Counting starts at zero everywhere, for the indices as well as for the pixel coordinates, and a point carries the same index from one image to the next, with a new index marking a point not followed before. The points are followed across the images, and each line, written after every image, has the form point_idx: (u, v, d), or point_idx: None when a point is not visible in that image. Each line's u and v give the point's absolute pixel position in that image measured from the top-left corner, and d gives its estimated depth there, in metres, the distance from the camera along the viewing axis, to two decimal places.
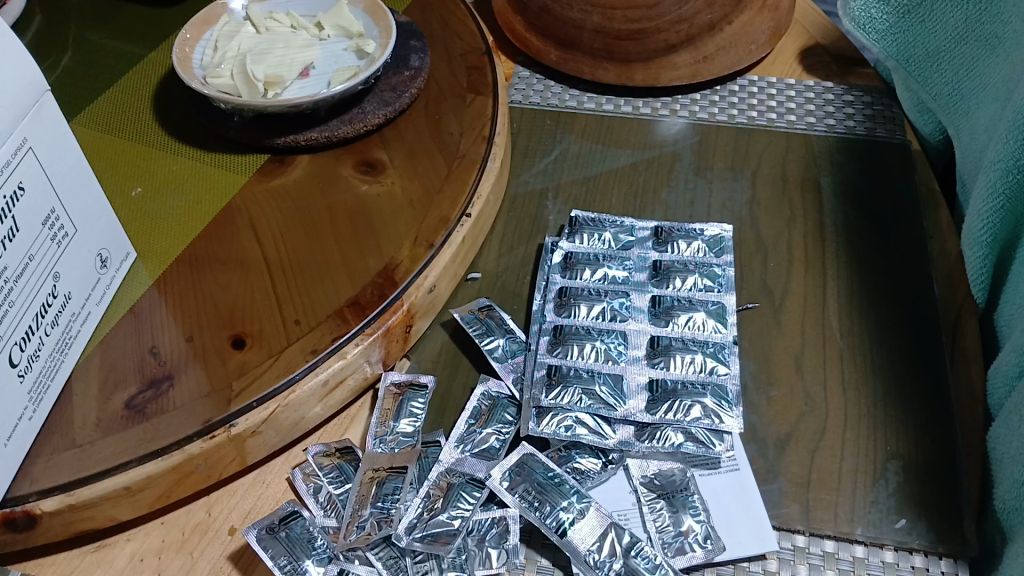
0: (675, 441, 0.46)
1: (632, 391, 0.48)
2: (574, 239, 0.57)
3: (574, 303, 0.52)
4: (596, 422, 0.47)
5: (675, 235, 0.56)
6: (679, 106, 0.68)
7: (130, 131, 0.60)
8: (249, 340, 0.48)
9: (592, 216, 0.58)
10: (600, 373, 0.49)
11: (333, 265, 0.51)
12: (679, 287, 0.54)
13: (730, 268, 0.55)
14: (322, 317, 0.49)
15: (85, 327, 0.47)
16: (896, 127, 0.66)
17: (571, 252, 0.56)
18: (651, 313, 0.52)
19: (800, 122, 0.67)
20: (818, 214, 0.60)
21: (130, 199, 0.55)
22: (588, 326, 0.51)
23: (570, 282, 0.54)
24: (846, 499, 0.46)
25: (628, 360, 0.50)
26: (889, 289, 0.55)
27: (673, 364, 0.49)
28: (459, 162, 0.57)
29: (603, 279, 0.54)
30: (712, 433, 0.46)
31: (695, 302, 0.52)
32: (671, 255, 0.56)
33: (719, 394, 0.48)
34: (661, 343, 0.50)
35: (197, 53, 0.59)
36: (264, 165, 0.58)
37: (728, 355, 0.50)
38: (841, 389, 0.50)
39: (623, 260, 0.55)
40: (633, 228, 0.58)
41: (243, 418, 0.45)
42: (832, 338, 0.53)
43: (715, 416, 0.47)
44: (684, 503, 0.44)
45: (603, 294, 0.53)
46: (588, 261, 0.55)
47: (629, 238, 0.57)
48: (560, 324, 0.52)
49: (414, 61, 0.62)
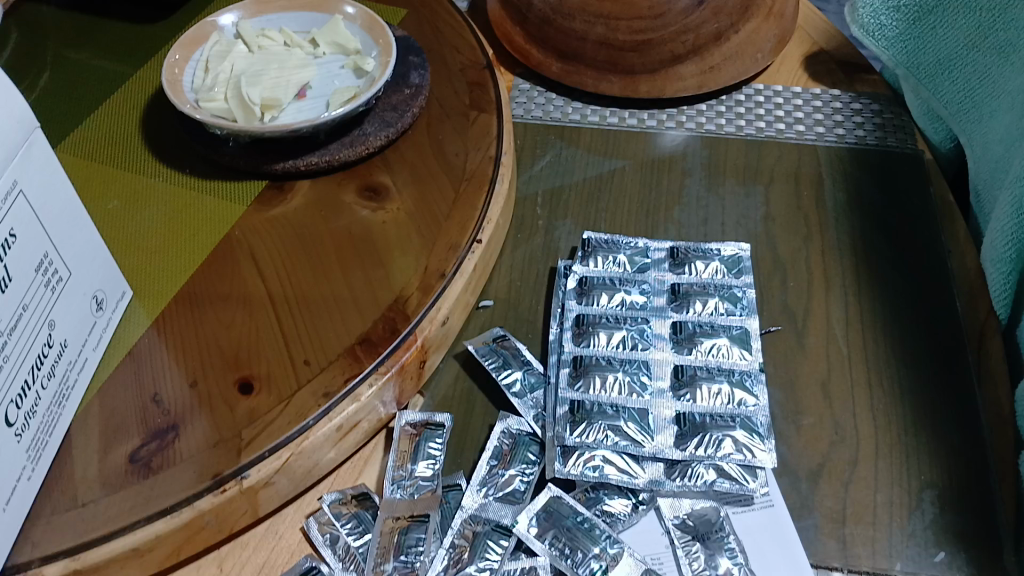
0: (707, 478, 0.44)
1: (659, 425, 0.47)
2: (588, 263, 0.55)
3: (592, 332, 0.51)
4: (625, 460, 0.45)
5: (692, 256, 0.55)
6: (685, 118, 0.66)
7: (116, 156, 0.57)
8: (257, 384, 0.45)
9: (606, 238, 0.56)
10: (624, 408, 0.47)
11: (342, 300, 0.49)
12: (699, 311, 0.52)
13: (751, 290, 0.53)
14: (333, 356, 0.46)
15: (82, 375, 0.45)
16: (907, 136, 0.65)
17: (585, 277, 0.54)
18: (673, 340, 0.51)
19: (809, 132, 0.65)
20: (835, 229, 0.58)
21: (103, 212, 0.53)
22: (609, 357, 0.50)
23: (587, 309, 0.52)
24: (883, 533, 0.44)
25: (652, 392, 0.48)
26: (912, 308, 0.54)
27: (700, 394, 0.48)
28: (466, 185, 0.55)
29: (620, 306, 0.52)
30: (743, 468, 0.45)
31: (717, 327, 0.51)
32: (688, 277, 0.54)
33: (749, 427, 0.46)
34: (686, 372, 0.49)
35: (187, 75, 0.56)
36: (262, 192, 0.55)
37: (755, 383, 0.48)
38: (870, 416, 0.49)
39: (640, 284, 0.54)
40: (648, 249, 0.56)
41: (255, 469, 0.42)
42: (858, 361, 0.51)
43: (746, 450, 0.45)
44: (720, 544, 0.43)
45: (622, 321, 0.51)
46: (605, 286, 0.53)
47: (644, 260, 0.55)
48: (579, 356, 0.50)
49: (414, 78, 0.60)
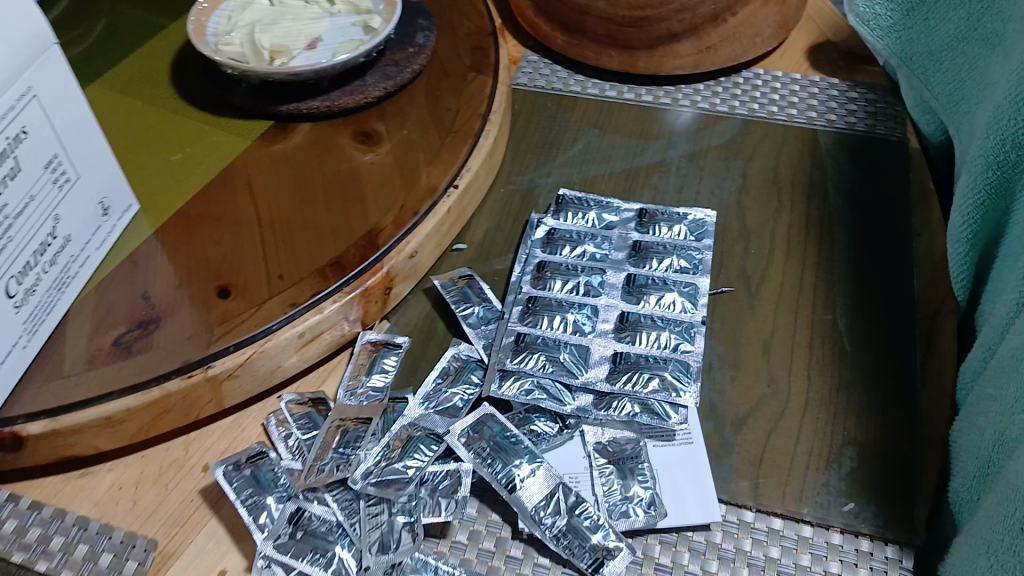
0: (631, 411, 0.47)
1: (596, 361, 0.50)
2: (560, 217, 0.58)
3: (549, 276, 0.54)
4: (557, 388, 0.49)
5: (656, 218, 0.58)
6: (681, 95, 0.69)
7: (145, 93, 0.63)
8: (234, 291, 0.50)
9: (580, 196, 0.59)
10: (566, 343, 0.51)
11: (321, 227, 0.54)
12: (655, 266, 0.55)
13: (708, 252, 0.56)
14: (305, 274, 0.51)
15: (84, 269, 0.51)
16: (896, 125, 0.66)
17: (554, 228, 0.57)
18: (625, 290, 0.54)
19: (800, 116, 0.67)
20: (807, 205, 0.60)
21: (163, 164, 0.58)
22: (562, 299, 0.53)
23: (550, 257, 0.56)
24: (797, 480, 0.47)
25: (597, 333, 0.51)
26: (867, 282, 0.56)
27: (640, 338, 0.51)
28: (453, 136, 0.59)
29: (581, 256, 0.56)
30: (668, 405, 0.48)
31: (669, 281, 0.54)
32: (651, 236, 0.57)
33: (682, 367, 0.49)
34: (631, 318, 0.52)
35: (213, 22, 0.62)
36: (267, 130, 0.60)
37: (694, 333, 0.51)
38: (805, 375, 0.51)
39: (605, 239, 0.57)
40: (619, 209, 0.59)
41: (220, 361, 0.47)
42: (803, 326, 0.53)
43: (670, 389, 0.48)
44: (633, 470, 0.46)
45: (579, 270, 0.54)
46: (570, 238, 0.56)
47: (613, 218, 0.58)
48: (534, 296, 0.53)
49: (419, 39, 0.64)
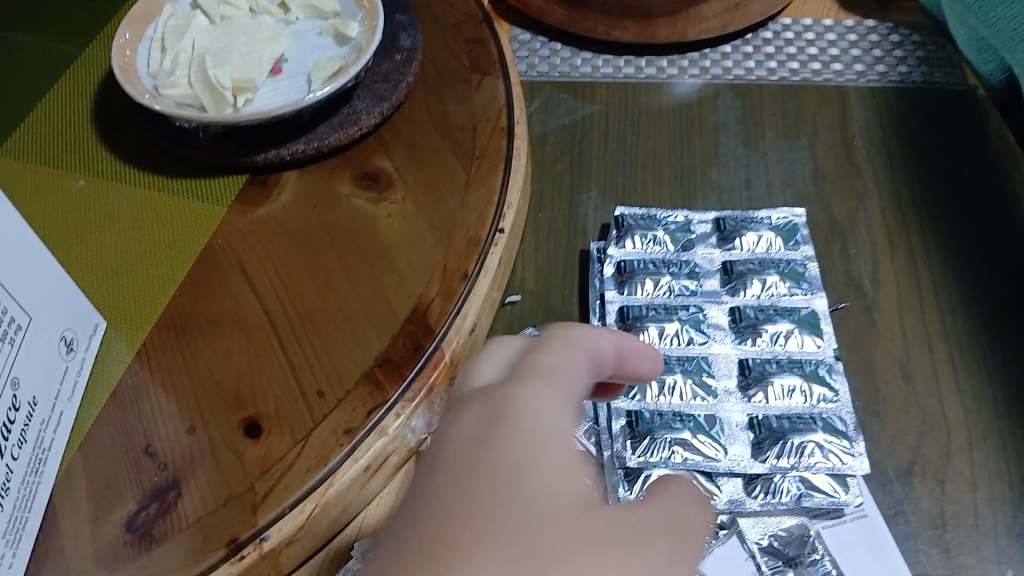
0: (796, 494, 0.40)
1: (732, 433, 0.42)
2: (625, 244, 0.48)
3: (641, 328, 0.45)
4: (700, 479, 0.40)
5: (739, 229, 0.49)
6: (709, 64, 0.59)
7: (74, 158, 0.49)
8: (267, 425, 0.39)
9: (643, 212, 0.49)
10: (688, 415, 0.42)
11: (353, 313, 0.42)
12: (756, 292, 0.47)
13: (813, 263, 0.48)
14: (351, 383, 0.40)
15: (60, 434, 0.38)
16: (955, 69, 0.59)
17: (623, 261, 0.48)
18: (732, 330, 0.46)
19: (848, 71, 0.59)
20: (891, 184, 0.52)
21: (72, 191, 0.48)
22: (665, 352, 0.44)
23: (632, 300, 0.47)
24: (988, 537, 0.39)
25: (721, 394, 0.43)
26: (984, 269, 0.48)
27: (772, 394, 0.43)
28: (479, 163, 0.48)
29: (668, 293, 0.47)
30: (833, 479, 0.40)
31: (783, 311, 0.46)
32: (737, 252, 0.48)
33: (832, 425, 0.41)
34: (756, 368, 0.44)
35: (142, 57, 0.49)
36: (243, 190, 0.48)
37: (833, 377, 0.43)
38: (959, 400, 0.43)
39: (688, 267, 0.48)
40: (693, 223, 0.50)
41: (274, 530, 0.36)
42: (936, 339, 0.46)
43: (833, 456, 0.40)
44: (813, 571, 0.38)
45: (673, 311, 0.46)
46: (647, 271, 0.47)
47: (688, 235, 0.49)
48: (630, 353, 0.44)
49: (404, 40, 0.52)
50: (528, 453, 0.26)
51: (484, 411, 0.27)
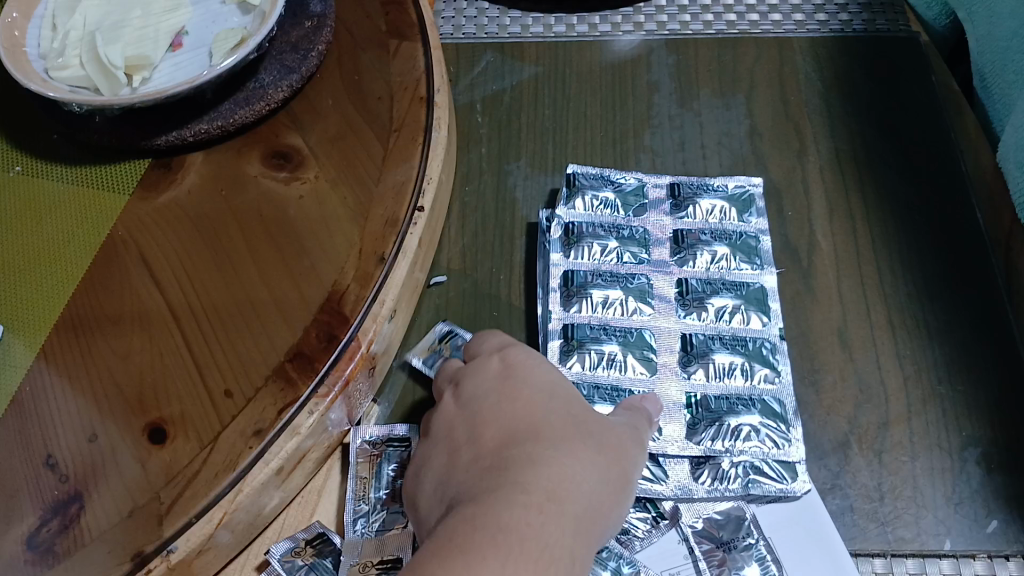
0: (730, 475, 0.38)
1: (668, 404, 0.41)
2: (574, 203, 0.46)
3: (584, 298, 0.43)
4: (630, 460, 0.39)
5: (692, 200, 0.47)
6: (643, 19, 0.57)
7: None
8: (172, 429, 0.37)
9: (601, 173, 0.48)
10: (625, 390, 0.41)
11: (261, 305, 0.40)
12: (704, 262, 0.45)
13: (767, 237, 0.46)
14: (260, 381, 0.38)
15: None
16: (898, 15, 0.56)
17: (571, 221, 0.46)
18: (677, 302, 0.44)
19: (788, 21, 0.56)
20: (831, 141, 0.50)
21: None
22: (608, 324, 0.43)
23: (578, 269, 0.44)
24: (926, 509, 0.38)
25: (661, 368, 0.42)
26: (925, 226, 0.47)
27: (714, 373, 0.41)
28: (396, 137, 0.45)
29: (614, 262, 0.45)
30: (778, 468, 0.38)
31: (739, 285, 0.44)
32: (691, 221, 0.46)
33: (775, 411, 0.40)
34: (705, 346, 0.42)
35: (31, 37, 0.46)
36: (146, 175, 0.45)
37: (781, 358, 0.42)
38: (898, 366, 0.42)
39: (638, 233, 0.46)
40: (649, 186, 0.48)
41: (182, 540, 0.35)
42: (875, 303, 0.44)
43: (775, 445, 0.39)
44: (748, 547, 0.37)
45: (618, 279, 0.44)
46: (595, 234, 0.45)
47: (641, 200, 0.47)
48: (571, 323, 0.43)
49: (314, 5, 0.49)
50: (524, 421, 0.33)
51: (472, 421, 0.34)
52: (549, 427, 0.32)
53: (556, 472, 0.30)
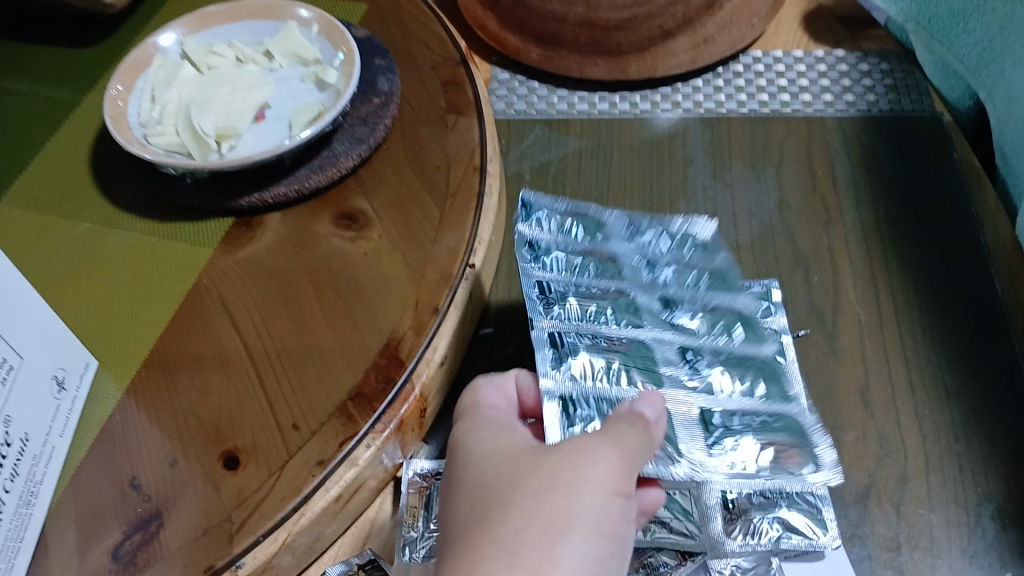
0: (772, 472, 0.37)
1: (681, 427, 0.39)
2: (531, 221, 0.45)
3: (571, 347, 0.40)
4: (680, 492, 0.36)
5: (663, 232, 0.46)
6: (681, 98, 0.61)
7: (69, 202, 0.52)
8: (244, 457, 0.41)
9: (570, 207, 0.46)
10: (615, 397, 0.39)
11: (327, 349, 0.44)
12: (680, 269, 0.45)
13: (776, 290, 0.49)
14: (324, 416, 0.42)
15: (51, 468, 0.40)
16: (922, 96, 0.60)
17: (534, 237, 0.44)
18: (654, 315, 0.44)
19: (817, 101, 0.60)
20: (857, 212, 0.54)
21: (75, 233, 0.51)
22: (600, 360, 0.40)
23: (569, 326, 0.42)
24: (943, 559, 0.40)
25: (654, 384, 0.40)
26: (946, 292, 0.50)
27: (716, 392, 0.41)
28: (452, 201, 0.50)
29: (593, 300, 0.43)
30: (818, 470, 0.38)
31: (738, 312, 0.44)
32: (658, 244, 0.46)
33: (797, 429, 0.39)
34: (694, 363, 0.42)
35: (132, 108, 0.52)
36: (228, 232, 0.50)
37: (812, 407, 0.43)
38: (918, 423, 0.45)
39: (609, 268, 0.45)
40: (620, 222, 0.47)
41: (249, 557, 0.38)
42: (897, 364, 0.47)
43: (795, 453, 0.38)
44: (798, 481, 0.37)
45: (590, 293, 0.43)
46: (560, 247, 0.45)
47: (607, 233, 0.46)
48: (568, 375, 0.39)
49: (382, 84, 0.55)
50: (480, 519, 0.33)
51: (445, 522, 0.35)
52: (498, 524, 0.32)
53: (542, 554, 0.31)
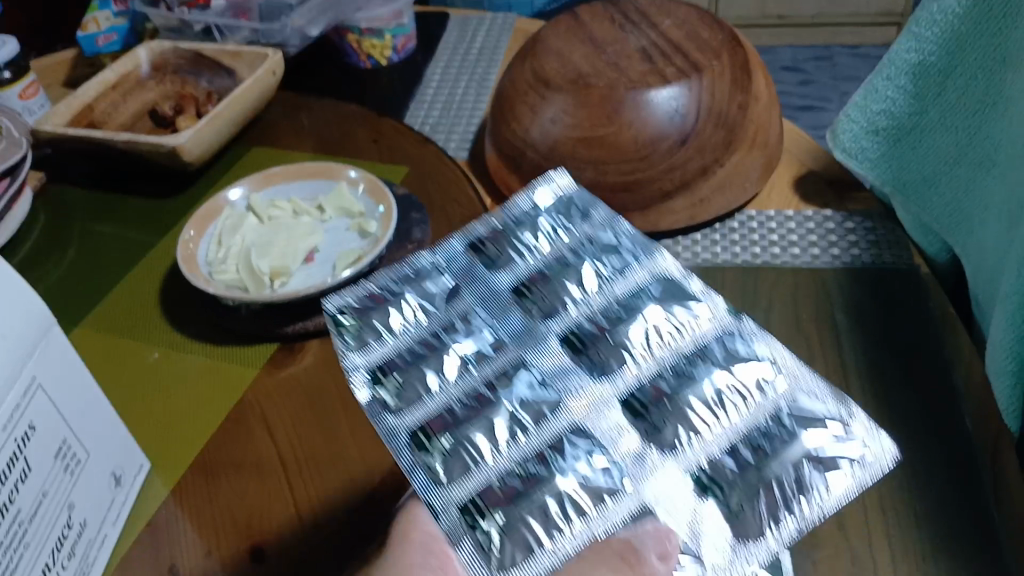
0: (816, 475, 0.35)
1: (618, 498, 0.37)
2: (361, 344, 0.43)
3: (474, 517, 0.35)
4: (723, 548, 0.35)
5: (416, 300, 0.45)
6: (682, 250, 0.69)
7: (140, 328, 0.61)
8: (268, 550, 0.46)
9: (372, 355, 0.43)
10: (527, 469, 0.37)
11: (350, 458, 0.50)
12: (547, 272, 0.46)
13: None
14: (342, 517, 0.47)
15: (102, 552, 0.46)
16: (902, 250, 0.66)
17: (371, 362, 0.42)
18: (510, 335, 0.44)
19: (805, 254, 0.67)
20: (839, 352, 0.59)
21: (146, 364, 0.58)
22: (522, 505, 0.35)
23: (396, 428, 0.40)
24: None
25: (563, 455, 0.37)
26: (917, 427, 0.54)
27: (564, 386, 0.41)
28: None
29: (456, 407, 0.40)
30: (724, 374, 0.39)
31: (572, 259, 0.46)
32: (439, 318, 0.45)
33: (747, 357, 0.40)
34: (513, 380, 0.41)
35: (200, 250, 0.61)
36: (273, 355, 0.57)
37: (688, 301, 0.43)
38: (889, 548, 0.49)
39: (433, 360, 0.42)
40: (393, 318, 0.44)
41: None
42: (872, 494, 0.52)
43: (737, 380, 0.39)
44: (848, 449, 0.36)
45: (459, 397, 0.40)
46: (400, 355, 0.43)
47: (431, 318, 0.44)
48: (485, 547, 0.35)
49: (416, 233, 0.63)
50: None
51: None
52: None
53: None
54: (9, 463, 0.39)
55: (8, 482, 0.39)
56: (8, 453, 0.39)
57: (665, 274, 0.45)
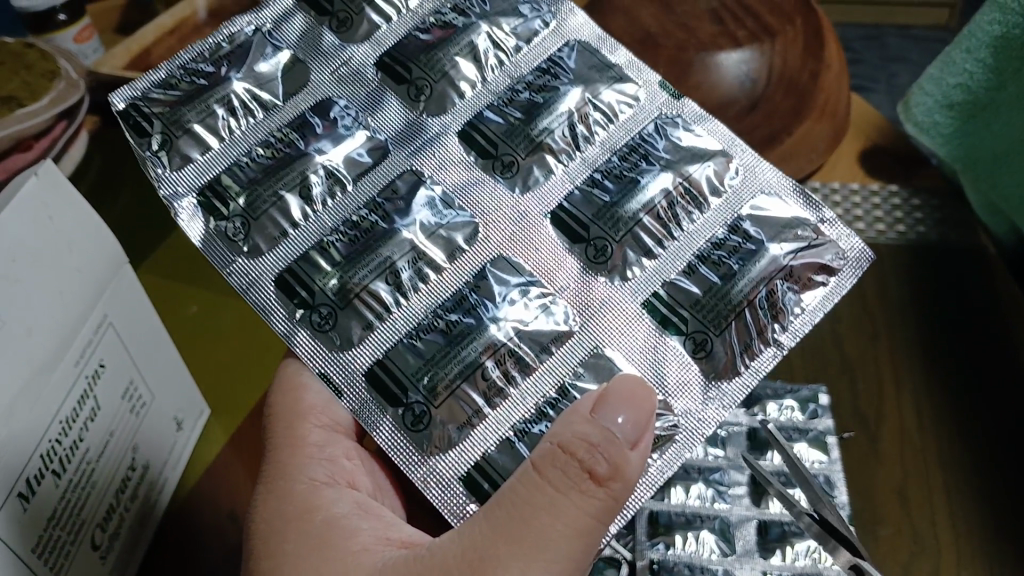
0: (786, 290, 0.43)
1: (568, 351, 0.43)
2: (189, 160, 0.45)
3: (383, 378, 0.42)
4: (678, 373, 0.42)
5: (258, 103, 0.47)
6: None
7: (191, 275, 0.60)
8: None
9: (202, 168, 0.45)
10: (418, 331, 0.43)
11: None
12: (428, 40, 0.48)
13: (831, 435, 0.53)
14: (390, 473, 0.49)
15: (161, 494, 0.47)
16: (971, 230, 0.64)
17: (206, 188, 0.45)
18: (391, 135, 0.47)
19: (870, 230, 0.65)
20: (899, 331, 0.59)
21: (188, 315, 0.58)
22: (435, 378, 0.41)
23: (258, 282, 0.43)
24: None
25: (496, 306, 0.43)
26: (975, 406, 0.55)
27: (476, 202, 0.45)
28: None
29: (340, 243, 0.44)
30: (674, 175, 0.45)
31: (459, 29, 0.48)
32: (286, 113, 0.47)
33: (690, 154, 0.46)
34: (409, 206, 0.45)
35: None
36: None
37: (617, 81, 0.48)
38: (949, 522, 0.50)
39: (292, 177, 0.45)
40: (218, 120, 0.46)
41: None
42: (934, 472, 0.53)
43: (755, 240, 0.44)
44: (818, 255, 0.44)
45: (329, 229, 0.44)
46: (241, 187, 0.44)
47: (298, 149, 0.46)
48: (412, 426, 0.41)
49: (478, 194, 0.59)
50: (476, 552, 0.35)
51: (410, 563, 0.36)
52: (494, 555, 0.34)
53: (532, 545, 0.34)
54: (80, 402, 0.40)
55: (78, 422, 0.40)
56: (78, 392, 0.39)
57: (581, 42, 0.49)
